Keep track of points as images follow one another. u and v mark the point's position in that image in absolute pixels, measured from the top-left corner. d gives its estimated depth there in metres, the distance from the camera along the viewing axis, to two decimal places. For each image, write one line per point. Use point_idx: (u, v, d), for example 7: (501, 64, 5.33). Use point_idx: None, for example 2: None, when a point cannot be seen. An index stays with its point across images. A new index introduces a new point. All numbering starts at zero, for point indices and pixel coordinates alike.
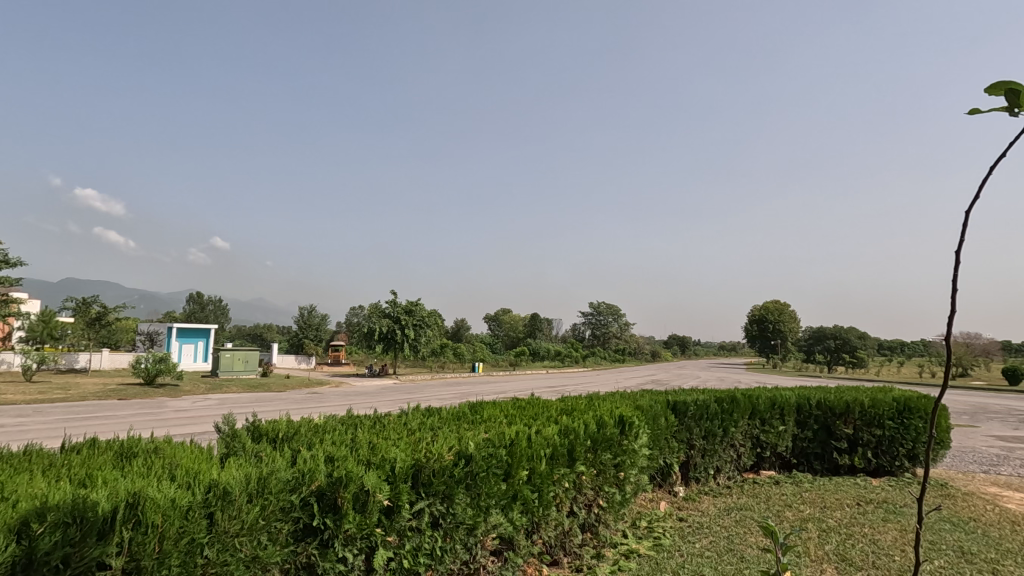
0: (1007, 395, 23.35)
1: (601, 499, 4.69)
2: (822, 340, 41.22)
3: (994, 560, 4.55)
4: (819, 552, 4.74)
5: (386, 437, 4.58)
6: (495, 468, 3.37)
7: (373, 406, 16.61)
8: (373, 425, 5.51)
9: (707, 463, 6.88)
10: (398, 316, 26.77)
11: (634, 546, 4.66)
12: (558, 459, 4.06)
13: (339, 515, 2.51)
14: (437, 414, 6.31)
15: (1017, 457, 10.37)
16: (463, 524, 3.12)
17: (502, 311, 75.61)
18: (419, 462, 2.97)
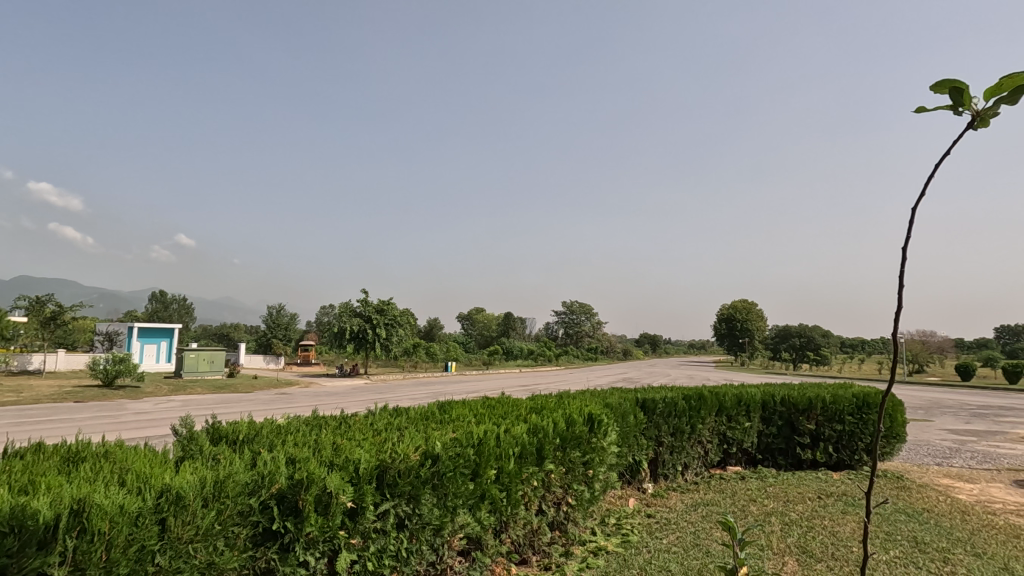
0: (958, 391, 24.36)
1: (570, 496, 4.63)
2: (787, 338, 42.28)
3: (946, 549, 4.66)
4: (782, 545, 4.78)
5: (350, 438, 4.44)
6: (462, 468, 3.26)
7: (343, 406, 16.31)
8: (338, 426, 5.34)
9: (675, 459, 6.92)
10: (369, 315, 26.29)
11: (602, 543, 4.61)
12: (527, 458, 3.98)
13: (300, 518, 2.35)
14: (404, 414, 6.17)
15: (970, 449, 10.78)
16: (429, 525, 3.00)
17: (475, 311, 75.44)
18: (384, 463, 2.83)
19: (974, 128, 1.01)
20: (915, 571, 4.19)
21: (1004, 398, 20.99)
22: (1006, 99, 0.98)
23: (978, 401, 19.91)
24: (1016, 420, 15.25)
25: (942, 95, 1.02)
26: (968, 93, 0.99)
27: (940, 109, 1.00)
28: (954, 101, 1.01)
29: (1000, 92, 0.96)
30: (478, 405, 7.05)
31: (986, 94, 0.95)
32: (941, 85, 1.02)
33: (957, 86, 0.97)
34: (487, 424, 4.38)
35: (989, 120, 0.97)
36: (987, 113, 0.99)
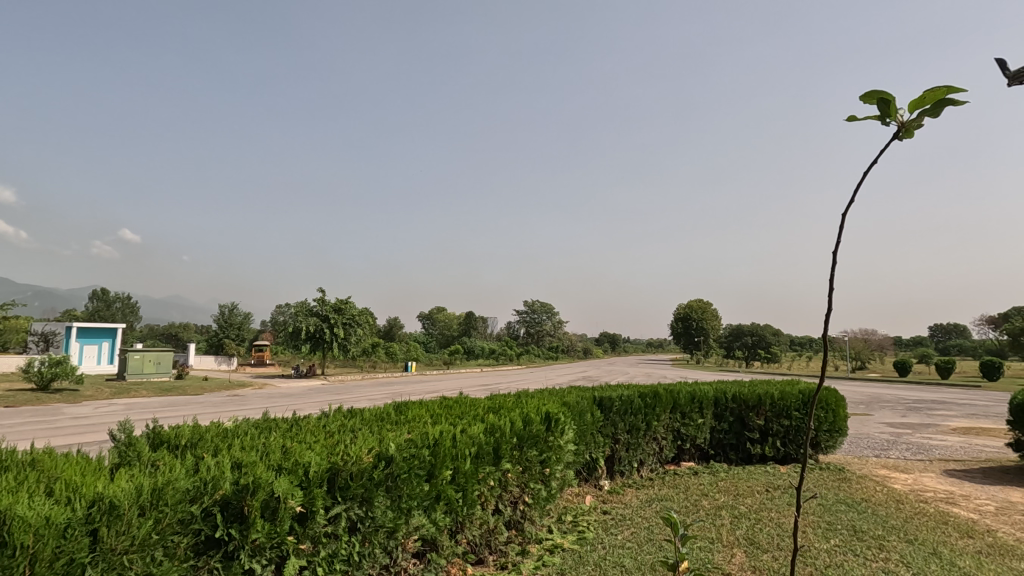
0: (896, 386, 25.79)
1: (526, 495, 4.60)
2: (740, 336, 43.81)
3: (881, 537, 4.87)
4: (731, 537, 4.90)
5: (301, 441, 4.27)
6: (417, 469, 3.18)
7: (297, 407, 15.87)
8: (288, 429, 5.15)
9: (631, 456, 7.02)
10: (326, 314, 25.65)
11: (558, 541, 4.61)
12: (483, 457, 3.93)
13: (245, 525, 2.18)
14: (357, 415, 6.01)
15: (906, 441, 11.39)
16: (382, 527, 2.88)
17: (436, 311, 74.82)
18: (335, 466, 2.70)
19: (899, 138, 1.06)
20: (852, 557, 4.37)
21: (936, 393, 22.33)
22: (926, 112, 1.04)
23: (912, 395, 21.10)
24: (946, 413, 16.24)
25: (870, 106, 1.08)
26: (893, 105, 1.05)
27: (869, 120, 1.05)
28: (883, 111, 1.06)
29: (922, 106, 1.01)
30: (436, 406, 6.96)
31: (910, 105, 1.00)
32: (869, 97, 1.06)
33: (884, 98, 1.01)
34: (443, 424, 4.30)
35: (911, 129, 1.03)
36: (909, 123, 1.05)
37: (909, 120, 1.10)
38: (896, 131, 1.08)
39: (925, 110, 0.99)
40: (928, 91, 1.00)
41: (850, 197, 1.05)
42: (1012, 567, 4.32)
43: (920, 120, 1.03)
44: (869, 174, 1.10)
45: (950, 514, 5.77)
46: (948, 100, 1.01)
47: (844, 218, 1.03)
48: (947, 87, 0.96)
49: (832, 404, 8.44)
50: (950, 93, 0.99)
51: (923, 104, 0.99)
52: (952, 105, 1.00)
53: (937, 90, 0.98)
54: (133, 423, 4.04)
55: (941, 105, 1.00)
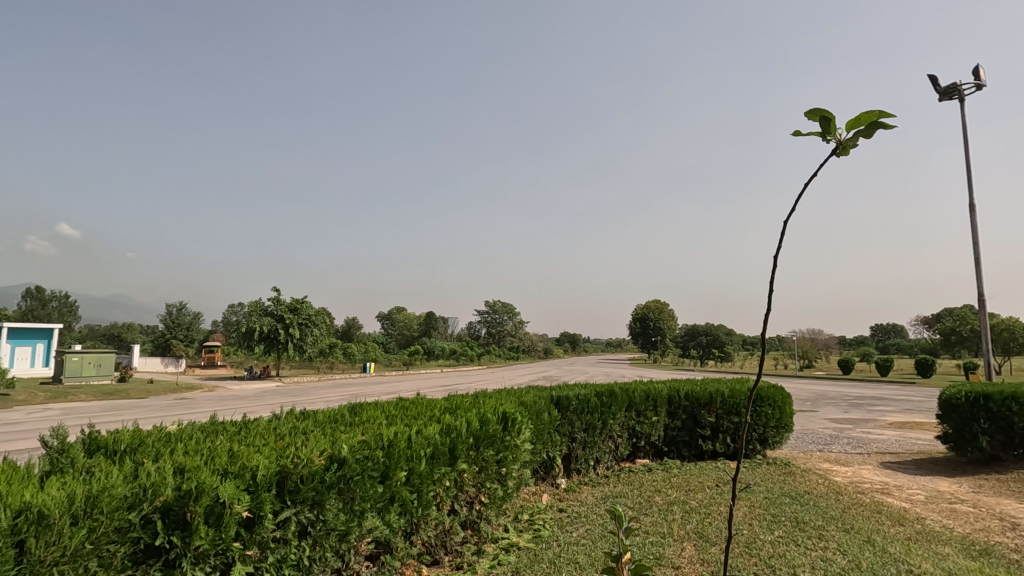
0: (839, 384, 27.12)
1: (483, 495, 4.64)
2: (695, 336, 45.15)
3: (821, 527, 5.17)
4: (681, 531, 5.09)
5: (250, 444, 4.22)
6: (371, 470, 3.15)
7: (247, 411, 15.38)
8: (237, 432, 5.05)
9: (587, 454, 7.18)
10: (281, 314, 24.92)
11: (514, 539, 4.71)
12: (438, 458, 3.97)
13: (188, 531, 2.14)
14: (311, 417, 5.95)
15: (846, 436, 12.02)
16: (334, 530, 2.85)
17: (396, 311, 73.94)
18: (284, 469, 2.66)
19: (837, 155, 1.04)
20: (794, 547, 4.62)
21: (875, 390, 23.64)
22: (862, 131, 1.03)
23: (853, 393, 22.28)
24: (884, 409, 17.26)
25: (811, 123, 1.05)
26: (834, 123, 1.02)
27: (811, 135, 1.02)
28: (822, 129, 1.03)
29: (857, 126, 1.00)
30: (392, 406, 6.98)
31: (849, 124, 0.98)
32: (811, 112, 1.03)
33: (823, 114, 1.01)
34: (399, 425, 4.31)
35: (849, 148, 1.00)
36: (847, 142, 1.03)
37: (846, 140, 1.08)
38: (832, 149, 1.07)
39: (860, 132, 0.99)
40: (864, 112, 0.98)
41: (791, 212, 1.03)
42: (936, 551, 4.65)
43: (854, 140, 1.02)
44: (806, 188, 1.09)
45: (883, 503, 6.15)
46: (883, 122, 0.99)
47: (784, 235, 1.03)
48: (881, 111, 0.95)
49: (779, 402, 8.79)
50: (883, 116, 0.98)
51: (857, 126, 0.98)
52: (886, 128, 0.99)
53: (870, 113, 0.97)
54: (67, 430, 3.87)
55: (877, 126, 0.98)
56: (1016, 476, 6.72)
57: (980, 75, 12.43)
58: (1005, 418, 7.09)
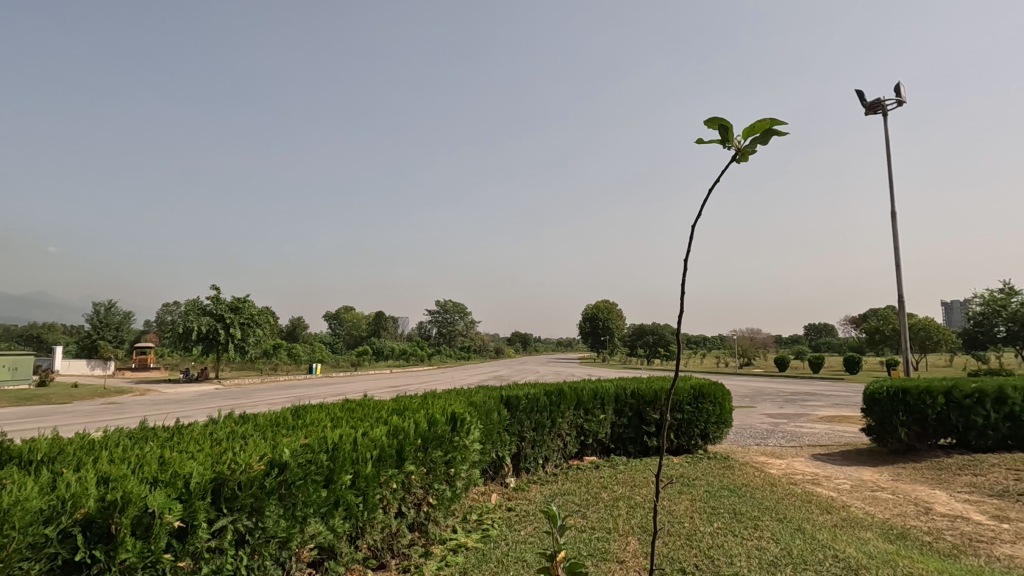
0: (775, 381, 28.54)
1: (431, 496, 4.59)
2: (642, 335, 46.39)
3: (757, 517, 5.42)
4: (627, 526, 5.21)
5: (183, 450, 4.01)
6: (313, 475, 3.00)
7: (183, 415, 14.62)
8: (168, 438, 4.78)
9: (536, 453, 7.24)
10: (221, 314, 23.81)
11: (462, 540, 4.70)
12: (385, 460, 3.90)
13: (113, 544, 1.98)
14: (250, 420, 5.72)
15: (781, 430, 12.67)
16: (274, 538, 2.72)
17: (344, 311, 72.07)
18: (220, 475, 2.51)
19: (737, 161, 1.11)
20: (732, 538, 4.83)
21: (808, 386, 25.03)
22: (757, 138, 1.10)
23: (788, 389, 23.50)
24: (815, 404, 18.27)
25: (712, 130, 1.11)
26: (731, 130, 1.09)
27: (711, 143, 1.09)
28: (722, 135, 1.09)
29: (752, 134, 1.07)
30: (337, 408, 6.79)
31: (746, 133, 1.05)
32: (711, 121, 1.09)
33: (722, 123, 1.07)
34: (344, 427, 4.21)
35: (746, 155, 1.08)
36: (745, 148, 1.10)
37: (744, 146, 1.14)
38: (732, 154, 1.14)
39: (755, 139, 1.05)
40: (756, 121, 1.04)
41: (699, 214, 1.08)
42: (859, 536, 4.98)
43: (751, 147, 1.09)
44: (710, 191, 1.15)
45: (813, 493, 6.52)
46: (775, 129, 1.06)
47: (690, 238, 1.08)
48: (773, 120, 1.01)
49: (719, 399, 9.15)
50: (776, 123, 1.04)
51: (752, 134, 1.05)
52: (779, 136, 1.05)
53: (764, 121, 1.03)
54: None
55: (769, 134, 1.06)
56: (930, 465, 7.26)
57: (900, 93, 13.39)
58: (921, 411, 7.65)
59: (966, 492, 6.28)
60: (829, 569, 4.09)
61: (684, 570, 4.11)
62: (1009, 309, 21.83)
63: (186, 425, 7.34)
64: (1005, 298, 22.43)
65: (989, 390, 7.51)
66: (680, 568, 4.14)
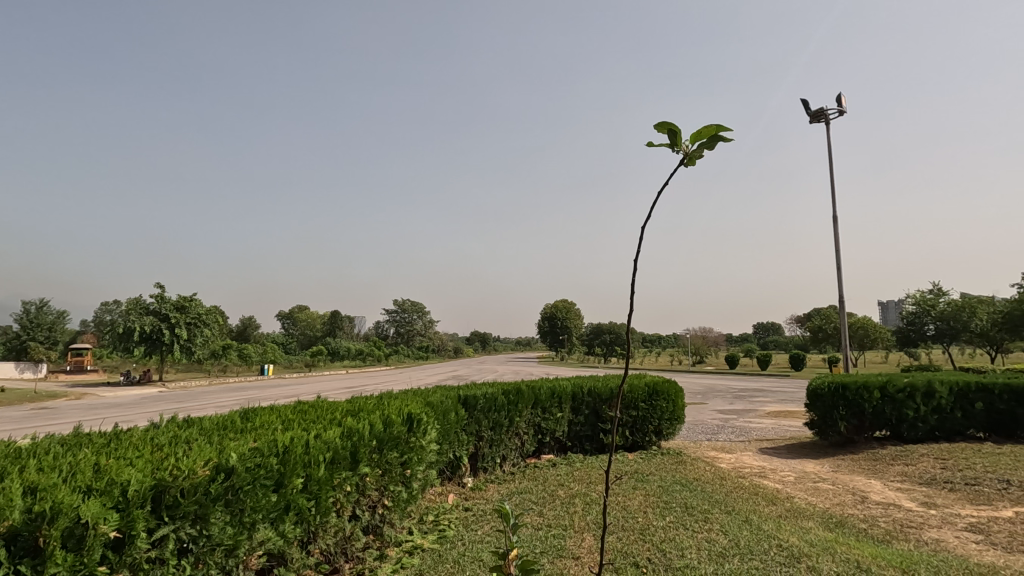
0: (726, 378, 29.55)
1: (386, 498, 4.51)
2: (600, 334, 47.14)
3: (706, 510, 5.58)
4: (583, 523, 5.27)
5: (121, 457, 3.78)
6: (264, 479, 2.75)
7: (123, 420, 13.89)
8: (104, 445, 4.51)
9: (494, 452, 7.23)
10: (166, 313, 22.76)
11: (418, 542, 4.63)
12: (339, 463, 3.79)
13: (40, 557, 1.79)
14: (196, 424, 5.49)
15: (731, 425, 13.10)
16: (219, 546, 2.47)
17: (298, 310, 70.24)
18: (161, 482, 2.24)
19: (684, 165, 1.09)
20: (683, 531, 4.95)
21: (757, 382, 26.01)
22: (705, 143, 1.08)
23: (738, 386, 24.38)
24: (763, 400, 19.00)
25: (660, 134, 1.08)
26: (679, 135, 1.06)
27: (658, 146, 1.07)
28: (671, 139, 1.06)
29: (699, 138, 1.06)
30: (289, 410, 6.59)
31: (690, 137, 1.02)
32: (659, 124, 1.06)
33: (670, 128, 1.05)
34: (296, 430, 4.06)
35: (692, 160, 1.07)
36: (692, 153, 1.07)
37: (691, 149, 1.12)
38: (680, 159, 1.12)
39: (701, 144, 1.04)
40: (703, 126, 1.02)
41: (646, 218, 1.06)
42: (801, 526, 5.20)
43: (699, 152, 1.06)
44: (658, 197, 1.13)
45: (760, 485, 6.77)
46: (722, 135, 1.04)
47: (638, 244, 1.07)
48: (720, 125, 1.00)
49: (672, 396, 9.36)
50: (722, 129, 1.03)
51: (700, 138, 1.03)
52: (725, 142, 1.04)
53: (710, 126, 1.01)
54: None
55: (716, 139, 1.04)
56: (867, 456, 7.65)
57: (841, 103, 14.10)
58: (858, 405, 7.99)
59: (898, 480, 6.65)
60: (774, 557, 4.23)
61: (636, 563, 4.19)
62: (938, 308, 23.43)
63: (126, 428, 6.97)
64: (935, 299, 24.07)
65: (919, 384, 7.97)
66: (632, 562, 4.21)
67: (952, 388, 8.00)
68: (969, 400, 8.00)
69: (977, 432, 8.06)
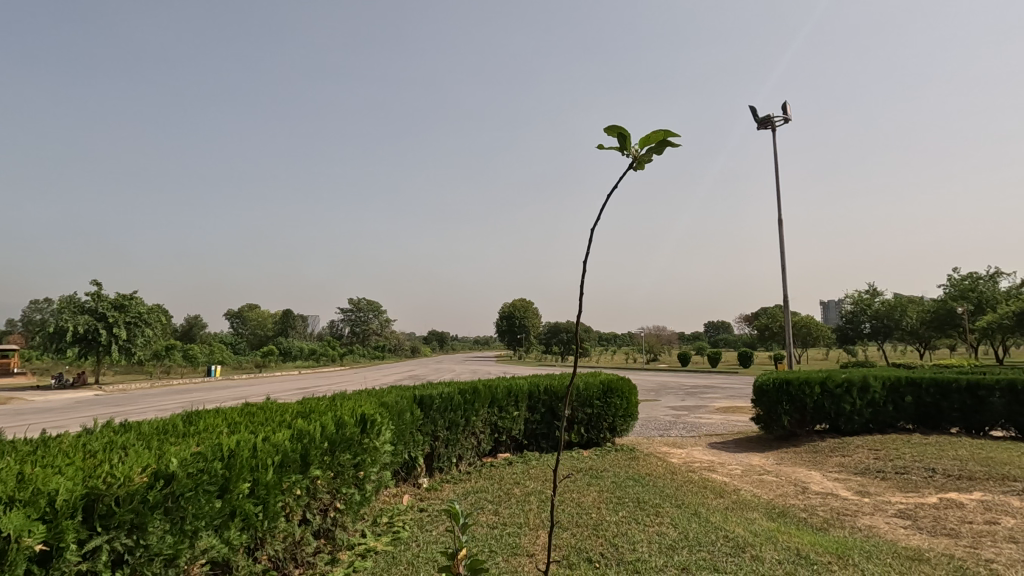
0: (679, 375, 30.40)
1: (338, 501, 4.40)
2: (558, 333, 47.60)
3: (658, 504, 5.72)
4: (538, 520, 5.30)
5: (48, 466, 3.52)
6: (207, 485, 2.53)
7: (55, 425, 13.07)
8: (30, 452, 4.20)
9: (450, 452, 7.18)
10: (103, 312, 21.55)
11: (371, 544, 4.54)
12: (289, 466, 3.67)
13: None
14: (133, 429, 5.19)
15: (682, 421, 13.47)
16: (158, 557, 2.25)
17: (248, 309, 67.82)
18: (94, 490, 2.04)
19: (634, 170, 1.05)
20: (635, 525, 5.05)
21: (708, 379, 26.85)
22: (654, 147, 1.05)
23: (690, 383, 25.08)
24: (713, 396, 19.64)
25: (608, 138, 1.04)
26: (628, 139, 1.03)
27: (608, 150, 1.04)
28: (620, 144, 1.03)
29: (649, 143, 1.03)
30: (236, 412, 6.34)
31: (640, 142, 0.99)
32: (609, 128, 1.03)
33: (619, 132, 1.02)
34: (243, 432, 3.89)
35: (641, 165, 1.04)
36: (642, 158, 1.04)
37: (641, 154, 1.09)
38: (630, 163, 1.08)
39: (651, 149, 1.01)
40: (651, 130, 1.00)
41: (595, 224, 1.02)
42: (746, 517, 5.39)
43: (648, 157, 1.04)
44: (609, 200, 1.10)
45: (709, 479, 6.98)
46: (671, 141, 1.02)
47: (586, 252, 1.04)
48: (667, 131, 0.98)
49: (625, 393, 9.53)
50: (671, 134, 1.01)
51: (648, 143, 1.01)
52: (675, 148, 1.01)
53: (658, 132, 0.99)
54: None
55: (664, 145, 1.02)
56: (808, 449, 8.01)
57: (787, 111, 14.65)
58: (801, 400, 8.43)
59: (836, 471, 7.01)
60: (721, 549, 4.37)
61: (590, 559, 4.23)
62: (873, 308, 24.56)
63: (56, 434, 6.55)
64: (870, 299, 25.33)
65: (855, 380, 8.43)
66: (585, 557, 4.26)
67: (885, 383, 8.46)
68: (899, 393, 8.43)
69: (907, 424, 8.49)
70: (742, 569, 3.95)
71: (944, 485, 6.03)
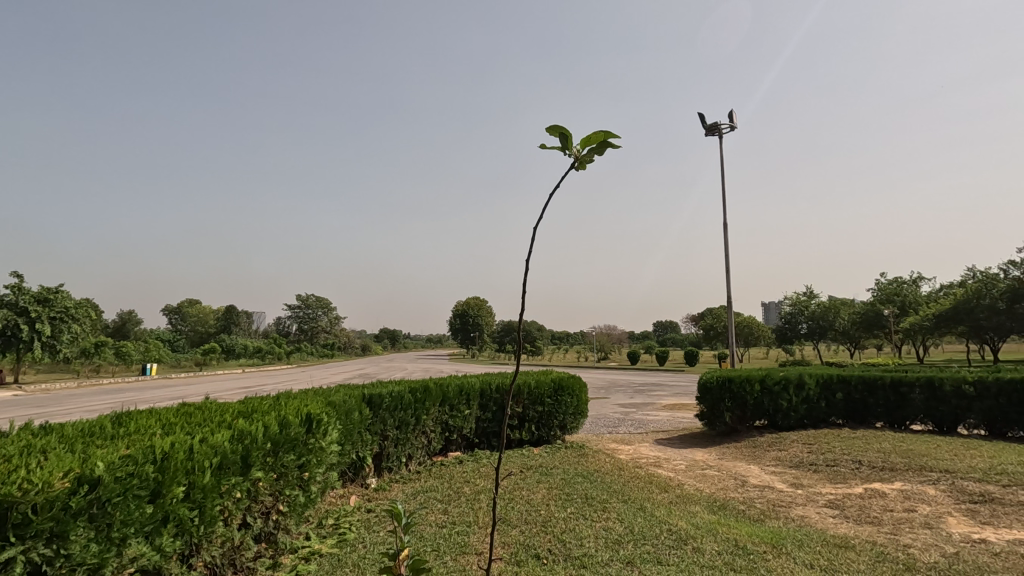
0: (629, 373, 31.03)
1: (281, 503, 4.24)
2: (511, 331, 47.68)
3: (605, 500, 5.81)
4: (487, 518, 5.28)
5: None
6: (139, 489, 2.33)
7: None
8: None
9: (399, 452, 7.06)
10: (24, 306, 19.97)
11: (315, 547, 4.39)
12: (227, 468, 3.49)
13: None
14: (54, 432, 4.82)
15: (630, 418, 13.75)
16: (80, 567, 2.07)
17: (187, 304, 64.57)
18: (8, 498, 1.87)
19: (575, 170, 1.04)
20: (582, 521, 5.10)
21: (655, 377, 27.52)
22: (594, 149, 1.03)
23: (639, 381, 25.64)
24: (660, 394, 20.15)
25: (550, 137, 1.02)
26: (569, 138, 1.01)
27: (549, 149, 1.01)
28: (560, 143, 1.01)
29: (590, 143, 1.02)
30: (171, 412, 6.00)
31: (580, 142, 0.97)
32: (550, 127, 1.01)
33: (561, 130, 1.00)
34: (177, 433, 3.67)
35: (582, 165, 1.02)
36: (583, 158, 1.02)
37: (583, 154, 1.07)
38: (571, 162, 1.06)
39: (590, 150, 0.99)
40: (592, 131, 0.98)
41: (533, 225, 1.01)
42: (688, 510, 5.55)
43: (589, 157, 1.02)
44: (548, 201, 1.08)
45: (655, 474, 7.15)
46: (612, 141, 1.00)
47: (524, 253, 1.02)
48: (606, 132, 0.96)
49: (576, 391, 9.63)
50: (612, 135, 0.99)
51: (588, 143, 0.99)
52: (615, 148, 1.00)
53: (598, 133, 0.97)
54: None
55: (606, 146, 1.00)
56: (748, 444, 8.33)
57: (733, 118, 15.22)
58: (742, 397, 8.75)
59: (773, 464, 7.33)
60: (664, 542, 4.47)
61: (538, 556, 4.23)
62: (810, 309, 25.94)
63: None
64: (808, 300, 26.80)
65: (792, 377, 8.85)
66: (534, 554, 4.26)
67: (818, 380, 8.92)
68: (831, 390, 8.90)
69: (837, 419, 8.97)
70: (685, 561, 4.05)
71: (869, 476, 6.40)
